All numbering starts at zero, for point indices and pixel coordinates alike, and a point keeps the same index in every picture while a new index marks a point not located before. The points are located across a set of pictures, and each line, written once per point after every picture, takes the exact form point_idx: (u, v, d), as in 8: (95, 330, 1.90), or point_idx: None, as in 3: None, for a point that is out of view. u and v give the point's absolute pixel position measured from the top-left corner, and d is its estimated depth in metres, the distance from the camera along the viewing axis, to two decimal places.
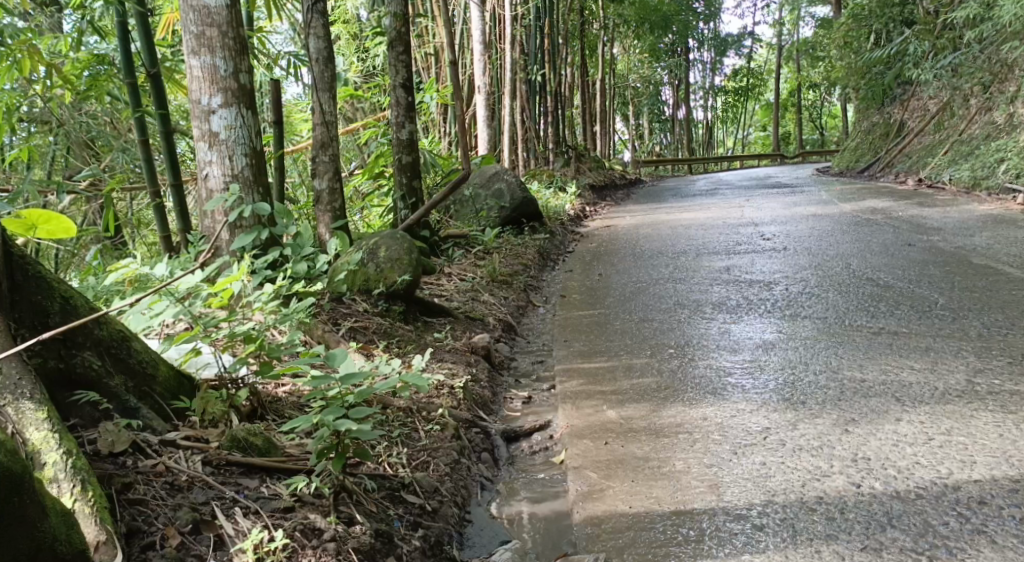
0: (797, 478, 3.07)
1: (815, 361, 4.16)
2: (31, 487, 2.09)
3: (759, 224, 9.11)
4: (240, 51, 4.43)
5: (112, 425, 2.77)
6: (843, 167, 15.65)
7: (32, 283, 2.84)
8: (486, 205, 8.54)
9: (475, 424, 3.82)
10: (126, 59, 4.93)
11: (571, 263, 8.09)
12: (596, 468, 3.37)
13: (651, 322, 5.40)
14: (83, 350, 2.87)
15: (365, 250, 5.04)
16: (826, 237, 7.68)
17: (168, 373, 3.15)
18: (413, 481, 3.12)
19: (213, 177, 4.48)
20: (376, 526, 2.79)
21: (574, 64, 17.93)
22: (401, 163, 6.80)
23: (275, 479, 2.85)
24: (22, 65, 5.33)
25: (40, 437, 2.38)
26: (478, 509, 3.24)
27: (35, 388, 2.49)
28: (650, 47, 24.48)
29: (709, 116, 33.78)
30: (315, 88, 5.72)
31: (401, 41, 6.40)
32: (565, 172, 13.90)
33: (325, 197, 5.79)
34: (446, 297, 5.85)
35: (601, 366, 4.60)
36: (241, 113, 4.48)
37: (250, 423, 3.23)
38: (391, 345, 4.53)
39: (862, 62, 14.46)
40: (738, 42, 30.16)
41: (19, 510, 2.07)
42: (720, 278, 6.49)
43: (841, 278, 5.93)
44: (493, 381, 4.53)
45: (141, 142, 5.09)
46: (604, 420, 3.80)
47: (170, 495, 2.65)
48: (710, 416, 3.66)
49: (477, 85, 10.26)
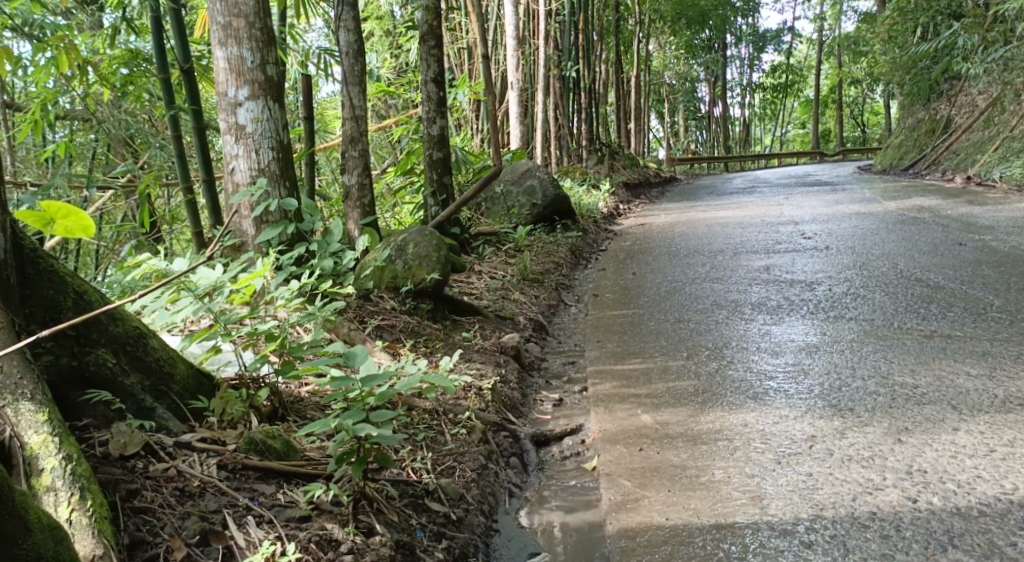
0: (847, 491, 2.88)
1: (863, 366, 3.95)
2: (8, 502, 1.99)
3: (800, 222, 8.86)
4: (267, 43, 4.31)
5: (125, 426, 2.66)
6: (887, 164, 15.26)
7: (44, 278, 2.74)
8: (518, 202, 8.41)
9: (504, 427, 3.68)
10: (159, 55, 4.83)
11: (604, 262, 7.92)
12: (630, 476, 3.21)
13: (687, 323, 5.22)
14: (97, 347, 2.77)
15: (393, 247, 4.91)
16: (870, 236, 7.43)
17: (186, 371, 3.04)
18: (438, 488, 2.98)
19: (239, 171, 4.38)
20: (398, 537, 2.65)
21: (608, 61, 17.69)
22: (431, 159, 6.66)
23: (293, 485, 2.72)
24: (59, 61, 5.25)
25: (39, 441, 2.27)
26: (506, 518, 3.09)
27: (37, 388, 2.38)
28: (686, 43, 24.13)
29: (747, 113, 33.25)
30: (345, 83, 5.60)
31: (433, 35, 6.25)
32: (598, 170, 13.70)
33: (354, 193, 5.67)
34: (475, 295, 5.72)
35: (635, 368, 4.43)
36: (268, 106, 4.36)
37: (271, 424, 3.12)
38: (418, 345, 4.40)
39: (908, 56, 14.05)
40: (777, 38, 29.60)
41: None
42: (759, 278, 6.27)
43: (888, 278, 5.70)
44: (523, 383, 4.39)
45: (174, 138, 5.00)
46: (638, 425, 3.64)
47: (180, 503, 2.53)
48: (752, 423, 3.48)
49: (510, 81, 10.12)
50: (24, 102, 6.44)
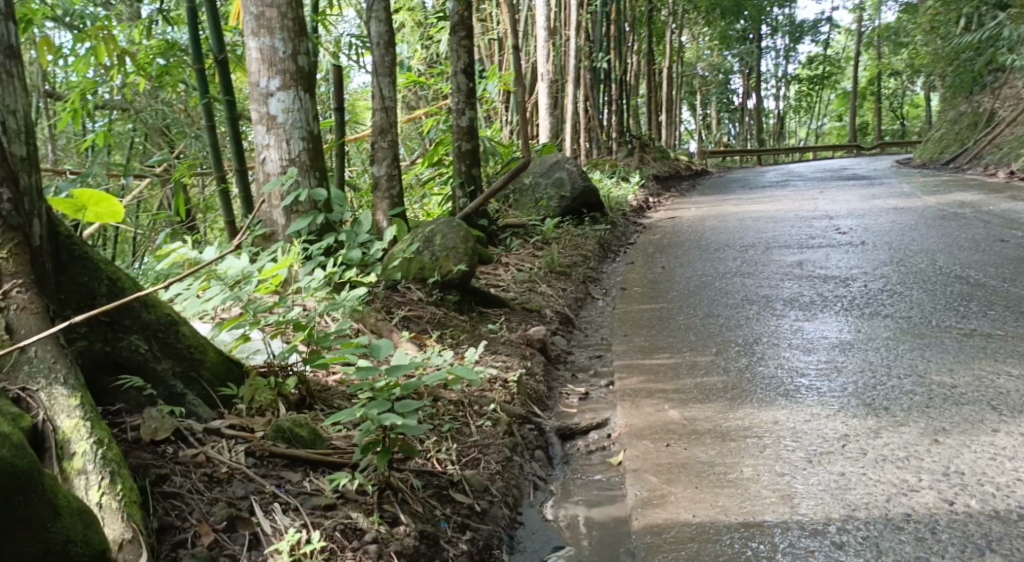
0: (880, 492, 2.83)
1: (899, 365, 3.88)
2: (38, 485, 1.97)
3: (835, 217, 8.74)
4: (298, 33, 4.31)
5: (156, 411, 2.67)
6: (926, 158, 15.01)
7: (78, 264, 2.77)
8: (546, 194, 8.37)
9: (529, 420, 3.67)
10: (194, 45, 4.84)
11: (633, 255, 7.87)
12: (656, 472, 3.19)
13: (717, 318, 5.17)
14: (130, 334, 2.79)
15: (421, 238, 4.91)
16: (908, 231, 7.31)
17: (216, 359, 3.06)
18: (463, 480, 2.97)
19: (270, 161, 4.39)
20: (422, 527, 2.64)
21: (640, 52, 17.57)
22: (460, 150, 6.65)
23: (319, 473, 2.72)
24: (97, 51, 5.29)
25: (71, 425, 2.28)
26: (530, 510, 3.08)
27: (70, 373, 2.40)
28: (720, 34, 23.86)
29: (781, 105, 32.86)
30: (375, 73, 5.60)
31: (464, 26, 6.23)
32: (629, 163, 13.61)
33: (383, 183, 5.67)
34: (502, 288, 5.71)
35: (663, 363, 4.40)
36: (299, 96, 4.36)
37: (298, 413, 3.13)
38: (444, 336, 4.39)
39: (951, 47, 13.79)
40: (814, 29, 29.17)
41: (24, 510, 1.94)
42: (792, 273, 6.19)
43: (926, 275, 5.60)
44: (549, 376, 4.38)
45: (208, 128, 5.02)
46: (666, 421, 3.61)
47: (208, 489, 2.53)
48: (782, 420, 3.43)
49: (541, 72, 10.07)
50: (62, 91, 6.52)
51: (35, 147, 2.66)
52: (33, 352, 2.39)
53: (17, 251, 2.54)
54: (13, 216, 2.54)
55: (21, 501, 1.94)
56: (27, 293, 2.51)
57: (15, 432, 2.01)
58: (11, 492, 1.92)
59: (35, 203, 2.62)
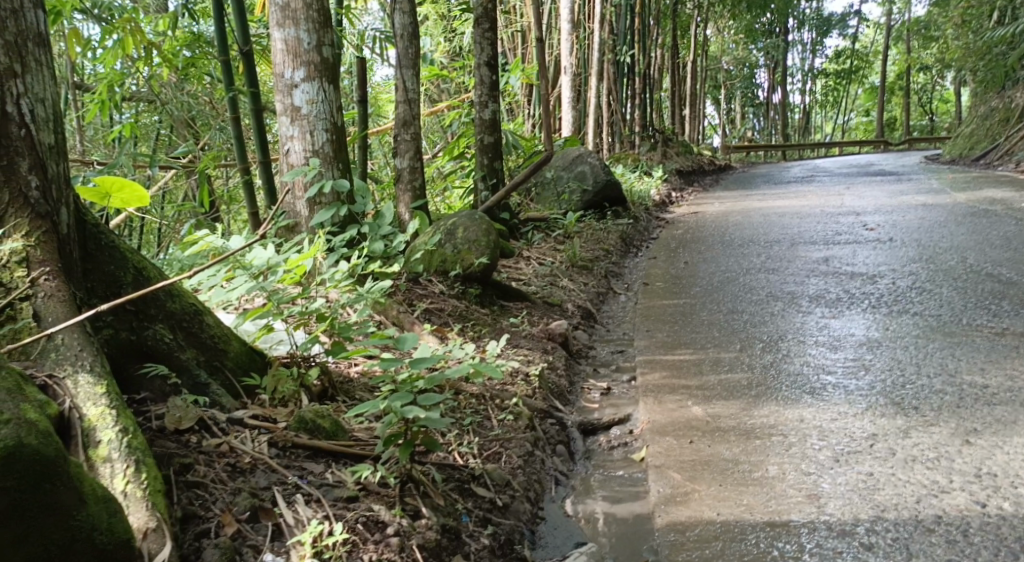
0: (910, 493, 2.78)
1: (929, 364, 3.86)
2: (64, 473, 1.97)
3: (862, 213, 8.64)
4: (323, 24, 4.30)
5: (180, 401, 2.66)
6: (955, 154, 14.83)
7: (105, 253, 2.77)
8: (568, 187, 8.34)
9: (551, 415, 3.65)
10: (219, 36, 4.83)
11: (655, 250, 7.83)
12: (680, 468, 3.16)
13: (742, 314, 5.13)
14: (155, 322, 2.80)
15: (443, 231, 4.90)
16: (937, 228, 7.22)
17: (239, 349, 3.07)
18: (484, 473, 2.96)
19: (293, 152, 4.38)
20: (443, 521, 2.62)
21: (664, 46, 17.44)
22: (483, 143, 6.63)
23: (341, 465, 2.72)
24: (124, 43, 5.31)
25: (97, 413, 2.28)
26: (552, 506, 3.06)
27: (96, 361, 2.41)
28: (747, 27, 23.67)
29: (807, 99, 32.53)
30: (399, 65, 5.58)
31: (488, 18, 6.19)
32: (652, 157, 13.52)
33: (405, 176, 5.65)
34: (523, 281, 5.69)
35: (686, 359, 4.37)
36: (323, 87, 4.35)
37: (320, 404, 3.12)
38: (465, 328, 4.38)
39: (983, 42, 13.60)
40: (842, 22, 28.80)
41: (50, 497, 1.94)
42: (818, 269, 6.13)
43: (956, 272, 5.54)
44: (570, 370, 4.35)
45: (233, 119, 5.02)
46: (689, 417, 3.58)
47: (231, 478, 2.52)
48: (808, 419, 3.40)
49: (564, 65, 10.01)
50: (90, 82, 6.55)
51: (63, 135, 2.67)
52: (60, 340, 2.40)
53: (45, 240, 2.54)
54: (40, 204, 2.55)
55: (47, 488, 1.94)
56: (54, 281, 2.51)
57: (42, 419, 2.02)
58: (37, 480, 1.92)
59: (62, 191, 2.62)
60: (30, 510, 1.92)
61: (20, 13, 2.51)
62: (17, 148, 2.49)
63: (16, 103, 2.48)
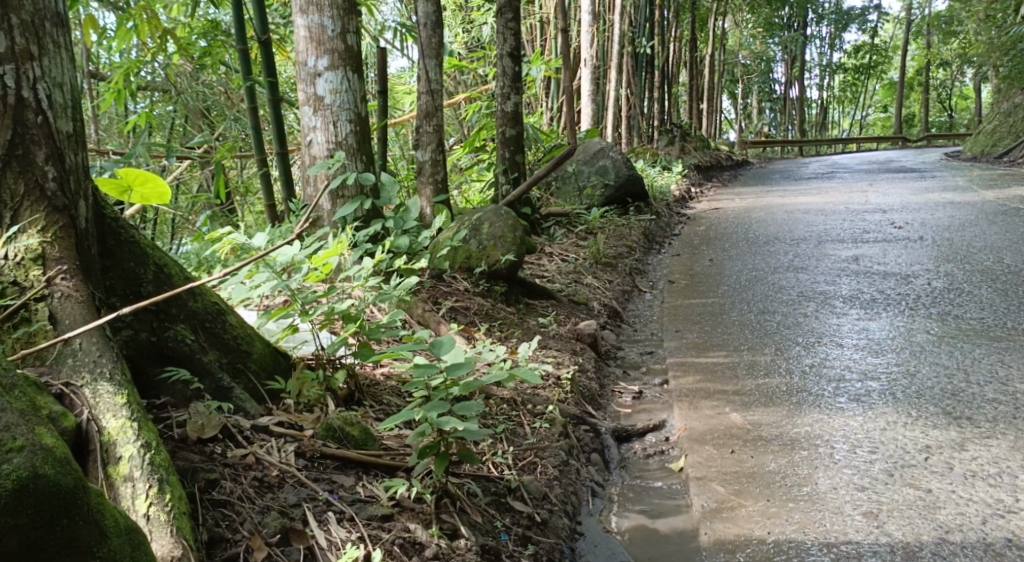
0: (974, 513, 2.67)
1: (979, 370, 3.74)
2: (83, 506, 1.82)
3: (888, 210, 8.46)
4: (348, 11, 4.14)
5: (202, 407, 2.52)
6: (977, 150, 14.63)
7: (125, 249, 2.63)
8: (590, 182, 8.17)
9: (584, 421, 3.50)
10: (238, 24, 4.67)
11: (678, 247, 7.66)
12: (723, 481, 3.01)
13: (773, 314, 4.96)
14: (177, 323, 2.67)
15: (468, 226, 4.74)
16: (969, 227, 7.05)
17: (263, 350, 2.93)
18: (521, 486, 2.81)
19: (316, 143, 4.23)
20: (483, 541, 2.49)
21: (682, 39, 17.17)
22: (504, 136, 6.45)
23: (372, 477, 2.58)
24: (141, 31, 5.17)
25: (117, 426, 2.14)
26: (590, 520, 2.91)
27: (117, 367, 2.26)
28: (765, 21, 23.40)
29: (824, 94, 32.17)
30: (422, 55, 5.41)
31: (510, 7, 6.02)
32: (669, 152, 13.31)
33: (427, 168, 5.48)
34: (547, 279, 5.54)
35: (719, 362, 4.21)
36: (348, 77, 4.20)
37: (347, 409, 2.99)
38: (493, 329, 4.23)
39: (1009, 38, 13.38)
40: (862, 17, 28.39)
41: (69, 534, 1.79)
42: (848, 268, 5.96)
43: (994, 273, 5.39)
44: (600, 373, 4.20)
45: (250, 110, 4.85)
46: (728, 424, 3.43)
47: (260, 495, 2.37)
48: (856, 429, 3.27)
49: (585, 58, 9.81)
50: (105, 72, 6.40)
51: (82, 123, 2.53)
52: (78, 345, 2.26)
53: (62, 235, 2.40)
54: (58, 196, 2.41)
55: (65, 524, 1.79)
56: (71, 280, 2.37)
57: (60, 445, 1.87)
58: (54, 515, 1.77)
59: (81, 182, 2.49)
60: (47, 548, 1.78)
61: None
62: (33, 137, 2.35)
63: (32, 88, 2.34)
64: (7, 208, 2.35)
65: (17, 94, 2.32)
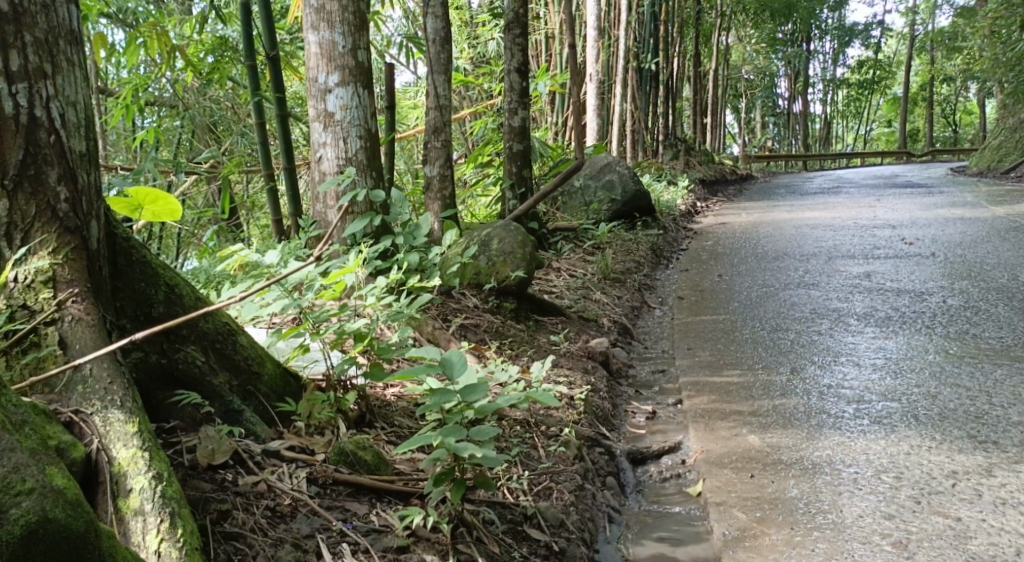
0: (1008, 543, 2.59)
1: (1003, 392, 3.65)
2: (96, 549, 1.75)
3: (898, 226, 8.38)
4: (359, 27, 4.09)
5: (213, 431, 2.44)
6: (983, 166, 14.56)
7: (136, 270, 2.56)
8: (597, 197, 8.10)
9: (599, 443, 3.42)
10: (246, 40, 4.60)
11: (686, 262, 7.58)
12: (745, 507, 2.93)
13: (787, 332, 4.88)
14: (187, 344, 2.60)
15: (477, 242, 4.66)
16: (980, 243, 6.98)
17: (274, 371, 2.86)
18: (537, 513, 2.74)
19: (326, 160, 4.17)
20: None
21: (685, 54, 17.11)
22: (512, 151, 6.38)
23: (385, 504, 2.50)
24: (150, 47, 5.12)
25: (128, 456, 2.06)
26: (607, 548, 2.82)
27: (128, 394, 2.19)
28: (769, 37, 23.40)
29: (827, 109, 32.10)
30: (430, 71, 5.36)
31: (518, 23, 5.95)
32: (674, 166, 13.25)
33: (435, 184, 5.42)
34: (555, 295, 5.47)
35: (733, 382, 4.12)
36: (358, 93, 4.14)
37: (358, 431, 2.92)
38: (503, 347, 4.17)
39: (1015, 53, 13.34)
40: (866, 33, 28.31)
41: None
42: (860, 285, 5.89)
43: (1010, 291, 5.31)
44: (613, 392, 4.12)
45: (258, 125, 4.78)
46: (746, 447, 3.35)
47: (272, 526, 2.30)
48: (878, 453, 3.19)
49: (590, 72, 9.76)
50: (112, 88, 6.33)
51: (95, 142, 2.47)
52: (88, 371, 2.19)
53: (73, 257, 2.33)
54: (70, 217, 2.34)
55: None
56: (82, 303, 2.30)
57: (72, 485, 1.80)
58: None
59: (93, 203, 2.42)
60: None
61: (52, 7, 2.32)
62: (46, 157, 2.29)
63: (46, 107, 2.29)
64: (18, 228, 2.28)
65: (30, 114, 2.26)
